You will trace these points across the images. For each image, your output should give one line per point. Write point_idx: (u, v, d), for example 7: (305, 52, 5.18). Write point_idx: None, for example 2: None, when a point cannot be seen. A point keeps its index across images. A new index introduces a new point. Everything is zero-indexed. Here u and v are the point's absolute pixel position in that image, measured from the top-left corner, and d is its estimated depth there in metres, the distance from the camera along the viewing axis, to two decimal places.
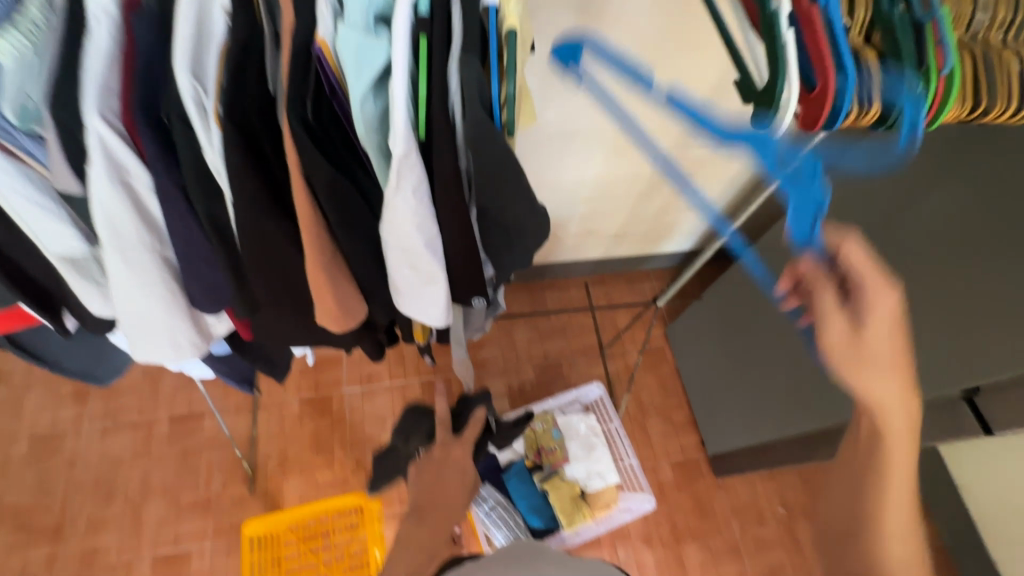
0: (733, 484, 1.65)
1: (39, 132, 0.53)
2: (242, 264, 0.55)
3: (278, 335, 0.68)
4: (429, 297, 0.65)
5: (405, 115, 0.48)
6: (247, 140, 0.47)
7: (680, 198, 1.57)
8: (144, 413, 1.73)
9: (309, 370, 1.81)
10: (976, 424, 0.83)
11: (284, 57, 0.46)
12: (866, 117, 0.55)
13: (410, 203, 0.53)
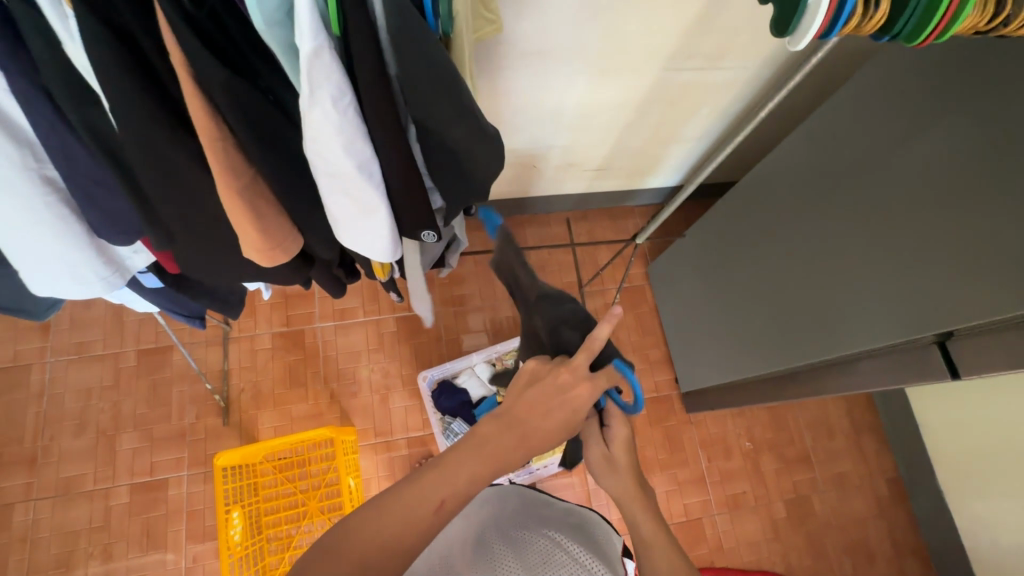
0: (702, 419, 1.67)
1: None
2: (144, 187, 0.48)
3: (207, 269, 0.62)
4: (369, 231, 0.58)
5: (310, 4, 0.38)
6: (114, 30, 0.38)
7: (668, 129, 1.47)
8: (109, 346, 1.68)
9: (280, 304, 1.76)
10: (945, 368, 0.81)
11: None
12: (871, 22, 0.47)
13: (332, 120, 0.45)
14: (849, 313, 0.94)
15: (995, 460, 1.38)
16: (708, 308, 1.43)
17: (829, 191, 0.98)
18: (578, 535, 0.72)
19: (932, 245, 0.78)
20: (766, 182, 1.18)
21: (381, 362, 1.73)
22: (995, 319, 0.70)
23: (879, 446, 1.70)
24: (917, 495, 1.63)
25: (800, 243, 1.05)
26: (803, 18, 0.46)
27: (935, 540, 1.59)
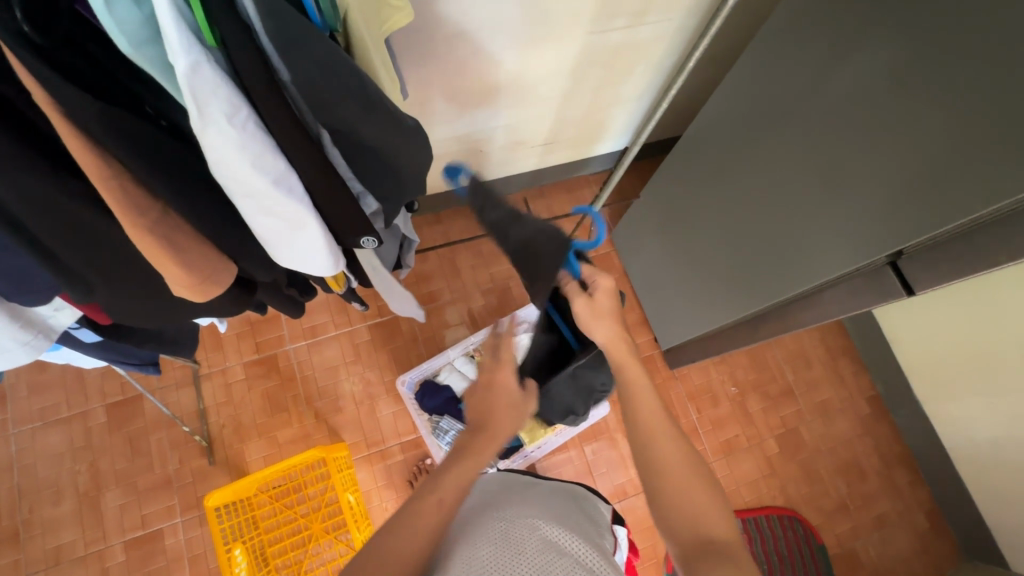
0: (685, 372, 1.69)
1: None
2: (44, 240, 0.44)
3: (141, 315, 0.59)
4: (304, 246, 0.56)
5: (173, 16, 0.35)
6: None
7: (606, 92, 1.45)
8: (74, 407, 1.61)
9: (247, 332, 1.71)
10: (899, 287, 0.82)
11: None
12: None
13: (231, 137, 0.42)
14: (805, 249, 0.94)
15: (962, 363, 1.44)
16: (672, 264, 1.44)
17: (769, 130, 0.98)
18: (562, 521, 0.71)
19: (871, 171, 0.78)
20: (709, 131, 1.17)
21: (361, 373, 1.70)
22: (936, 233, 0.72)
23: (856, 367, 1.76)
24: (898, 408, 1.70)
25: (748, 187, 1.06)
26: None
27: (920, 446, 1.66)
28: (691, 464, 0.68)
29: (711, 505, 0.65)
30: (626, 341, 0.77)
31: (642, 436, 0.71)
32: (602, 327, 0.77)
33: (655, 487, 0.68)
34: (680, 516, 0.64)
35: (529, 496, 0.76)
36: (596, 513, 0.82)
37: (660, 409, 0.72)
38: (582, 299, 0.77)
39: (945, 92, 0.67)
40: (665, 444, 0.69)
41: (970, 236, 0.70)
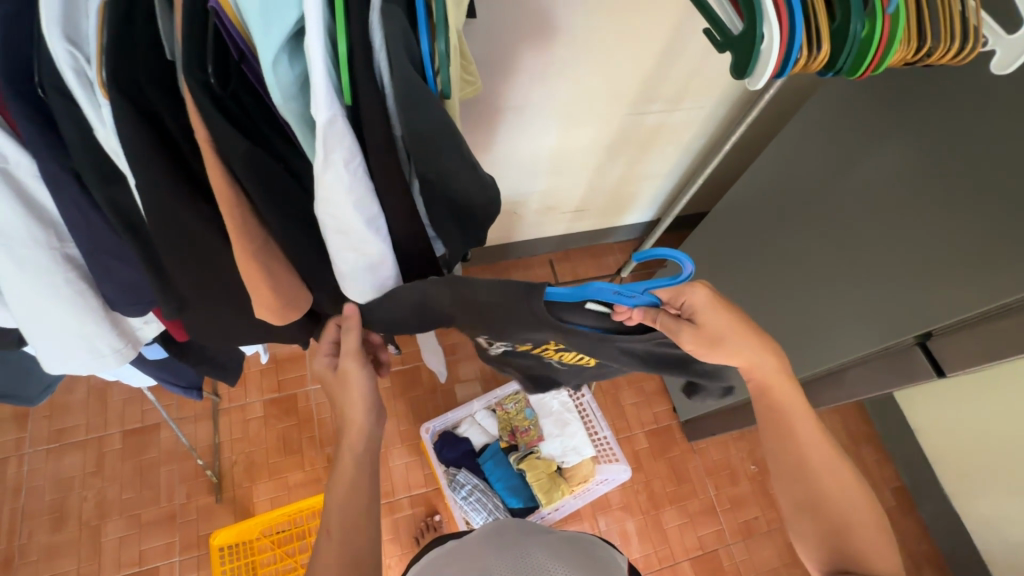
0: (704, 446, 1.64)
1: None
2: (158, 255, 0.50)
3: (216, 335, 0.63)
4: (377, 283, 0.58)
5: (326, 81, 0.42)
6: (144, 109, 0.41)
7: (638, 167, 1.55)
8: (93, 431, 1.62)
9: (270, 370, 1.73)
10: (930, 368, 0.81)
11: (177, 14, 0.39)
12: (816, 62, 0.52)
13: (343, 179, 0.48)
14: (827, 325, 0.96)
15: (993, 458, 1.39)
16: None
17: (793, 212, 1.03)
18: (588, 558, 0.74)
19: (897, 254, 0.82)
20: (735, 210, 1.23)
21: None
22: (965, 317, 0.74)
23: (879, 456, 1.71)
24: (925, 502, 1.63)
25: (770, 262, 1.10)
26: (757, 62, 0.50)
27: (950, 546, 1.57)
28: (856, 494, 0.61)
29: (879, 548, 0.58)
30: (770, 355, 0.62)
31: (794, 468, 0.62)
32: (736, 348, 0.61)
33: (811, 520, 0.61)
34: (846, 558, 0.58)
35: (555, 533, 0.80)
36: (619, 561, 0.80)
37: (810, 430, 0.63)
38: (690, 333, 0.58)
39: (973, 186, 0.72)
40: (825, 477, 0.61)
41: (998, 319, 0.70)
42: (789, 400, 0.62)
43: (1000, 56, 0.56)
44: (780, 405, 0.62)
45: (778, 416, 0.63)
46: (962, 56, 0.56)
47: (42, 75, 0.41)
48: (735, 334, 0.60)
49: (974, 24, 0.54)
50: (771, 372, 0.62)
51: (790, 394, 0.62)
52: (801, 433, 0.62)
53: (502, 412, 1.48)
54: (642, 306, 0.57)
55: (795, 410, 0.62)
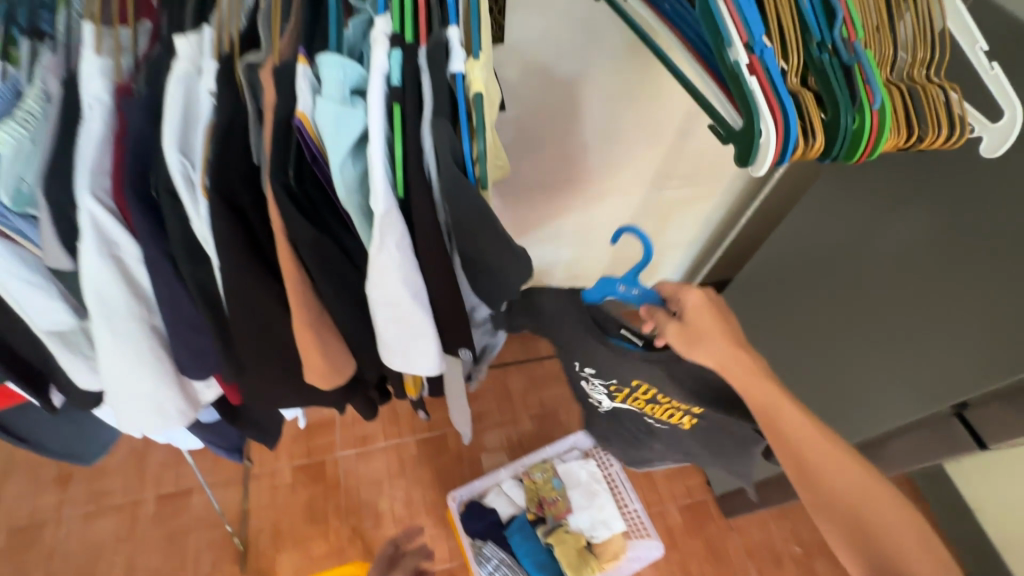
0: (743, 524, 1.55)
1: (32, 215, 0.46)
2: (228, 324, 0.56)
3: (268, 397, 0.68)
4: (420, 349, 0.63)
5: (383, 179, 0.50)
6: (232, 204, 0.49)
7: (660, 237, 1.61)
8: (129, 494, 1.65)
9: (302, 436, 1.75)
10: (969, 439, 0.78)
11: (267, 130, 0.49)
12: (813, 150, 0.57)
13: (394, 259, 0.54)
14: (858, 392, 0.95)
15: None
16: None
17: (812, 281, 1.05)
18: None
19: (924, 321, 0.83)
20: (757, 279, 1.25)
21: (405, 491, 1.66)
22: (1000, 385, 0.73)
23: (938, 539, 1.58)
24: None
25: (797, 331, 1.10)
26: (758, 151, 0.56)
27: None
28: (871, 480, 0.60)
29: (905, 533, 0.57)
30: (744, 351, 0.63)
31: (812, 483, 0.60)
32: (719, 348, 0.63)
33: (834, 517, 0.60)
34: (878, 552, 0.57)
35: None
36: None
37: (819, 426, 0.62)
38: (673, 327, 0.65)
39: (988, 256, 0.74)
40: (847, 488, 0.59)
41: None
42: (769, 396, 0.61)
43: (987, 142, 0.60)
44: (766, 403, 0.62)
45: (769, 415, 0.62)
46: (953, 142, 0.61)
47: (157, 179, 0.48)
48: (707, 332, 0.63)
49: (958, 115, 0.60)
50: (745, 373, 0.62)
51: (768, 392, 0.62)
52: (795, 429, 0.61)
53: (529, 481, 1.45)
54: (646, 304, 0.69)
55: (778, 406, 0.61)
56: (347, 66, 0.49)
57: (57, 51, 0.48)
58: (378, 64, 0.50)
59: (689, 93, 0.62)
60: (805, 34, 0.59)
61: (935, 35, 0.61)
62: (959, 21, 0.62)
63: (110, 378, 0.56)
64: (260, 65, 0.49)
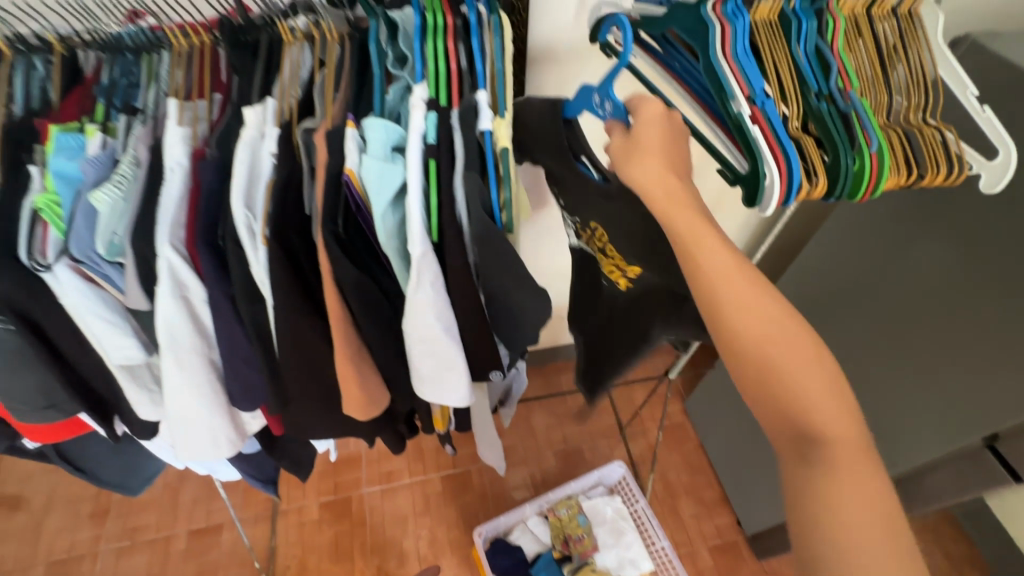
0: (776, 566, 1.51)
1: (122, 262, 0.54)
2: (278, 358, 0.61)
3: (308, 428, 0.72)
4: (449, 381, 0.68)
5: (420, 225, 0.56)
6: (286, 250, 0.55)
7: None
8: (162, 529, 1.67)
9: (329, 471, 1.77)
10: (1004, 472, 0.78)
11: (320, 185, 0.55)
12: (817, 189, 0.61)
13: (428, 296, 0.60)
14: None
15: None
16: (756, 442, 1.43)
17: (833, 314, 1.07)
18: None
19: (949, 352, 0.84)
20: None
21: (430, 528, 1.66)
22: None
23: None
24: None
25: None
26: (764, 192, 0.60)
27: None
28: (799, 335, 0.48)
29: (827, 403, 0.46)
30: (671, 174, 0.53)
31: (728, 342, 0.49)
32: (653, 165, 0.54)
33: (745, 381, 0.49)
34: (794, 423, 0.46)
35: None
36: None
37: (745, 271, 0.50)
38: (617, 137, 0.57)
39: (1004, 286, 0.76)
40: (791, 372, 0.47)
41: None
42: (688, 229, 0.51)
43: (986, 178, 0.63)
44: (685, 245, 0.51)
45: (687, 261, 0.51)
46: (953, 179, 0.64)
47: (224, 230, 0.55)
48: (635, 159, 0.54)
49: (956, 153, 0.64)
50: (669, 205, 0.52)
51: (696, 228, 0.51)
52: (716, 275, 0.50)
53: (554, 518, 1.44)
54: (611, 121, 0.58)
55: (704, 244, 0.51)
56: (389, 127, 0.56)
57: (146, 121, 0.56)
58: (416, 125, 0.56)
59: (699, 140, 0.67)
60: (804, 86, 0.64)
61: (929, 82, 0.66)
62: (949, 67, 0.67)
63: (171, 408, 0.62)
64: (316, 129, 0.56)
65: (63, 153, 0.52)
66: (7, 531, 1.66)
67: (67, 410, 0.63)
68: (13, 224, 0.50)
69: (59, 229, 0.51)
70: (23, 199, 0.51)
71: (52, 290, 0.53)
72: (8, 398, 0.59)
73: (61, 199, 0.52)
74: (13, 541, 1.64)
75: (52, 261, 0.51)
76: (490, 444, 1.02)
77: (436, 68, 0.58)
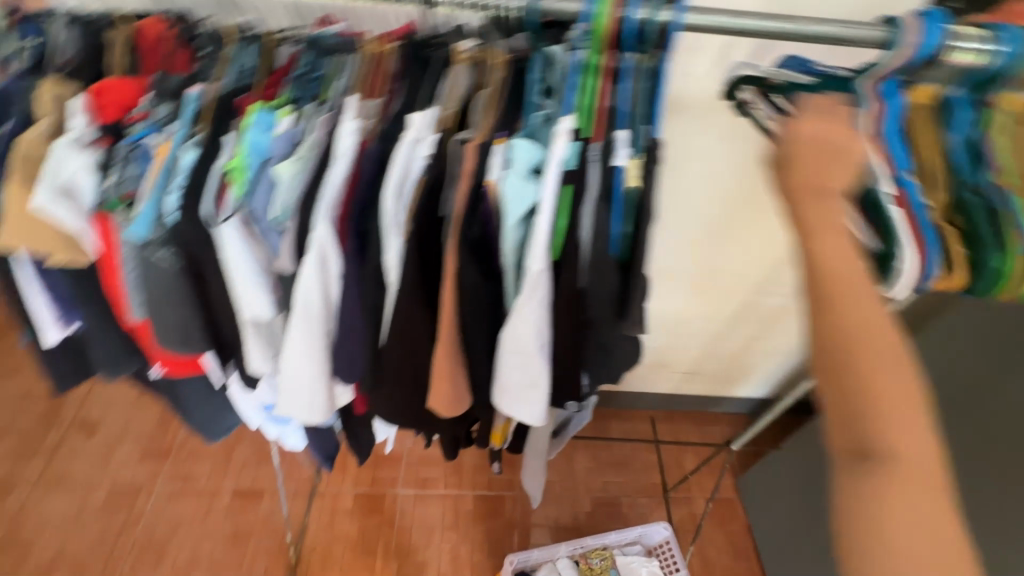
0: None
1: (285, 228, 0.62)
2: (386, 341, 0.66)
3: (388, 414, 0.75)
4: (531, 398, 0.69)
5: (545, 244, 0.59)
6: (422, 242, 0.60)
7: (757, 343, 1.58)
8: (212, 482, 1.74)
9: (369, 465, 1.79)
10: None
11: (462, 191, 0.59)
12: (952, 282, 0.59)
13: (535, 311, 0.62)
14: None
15: None
16: (819, 535, 1.34)
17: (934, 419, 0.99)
18: None
19: None
20: None
21: (454, 544, 1.64)
22: None
23: None
24: None
25: None
26: (893, 275, 0.60)
27: None
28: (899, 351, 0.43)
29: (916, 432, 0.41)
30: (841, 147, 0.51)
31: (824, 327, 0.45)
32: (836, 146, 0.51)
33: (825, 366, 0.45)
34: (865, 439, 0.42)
35: None
36: None
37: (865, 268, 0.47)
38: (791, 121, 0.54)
39: None
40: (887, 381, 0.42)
41: None
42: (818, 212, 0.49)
43: None
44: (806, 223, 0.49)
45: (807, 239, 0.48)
46: None
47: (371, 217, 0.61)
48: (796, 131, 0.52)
49: None
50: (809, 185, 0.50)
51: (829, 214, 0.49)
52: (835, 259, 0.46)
53: (586, 566, 1.39)
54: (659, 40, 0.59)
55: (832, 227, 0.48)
56: (534, 150, 0.60)
57: (327, 110, 0.62)
58: (558, 152, 0.59)
59: None
60: (955, 176, 0.63)
61: None
62: None
63: (284, 365, 0.68)
64: (469, 140, 0.60)
65: (257, 126, 0.59)
66: (80, 450, 1.79)
67: (196, 348, 0.68)
68: (204, 178, 0.58)
69: (239, 190, 0.59)
70: (215, 160, 0.59)
71: (216, 243, 0.60)
72: (157, 328, 0.65)
73: (247, 166, 0.59)
74: (82, 460, 1.77)
75: (224, 218, 0.59)
76: (534, 474, 1.01)
77: (585, 102, 0.61)
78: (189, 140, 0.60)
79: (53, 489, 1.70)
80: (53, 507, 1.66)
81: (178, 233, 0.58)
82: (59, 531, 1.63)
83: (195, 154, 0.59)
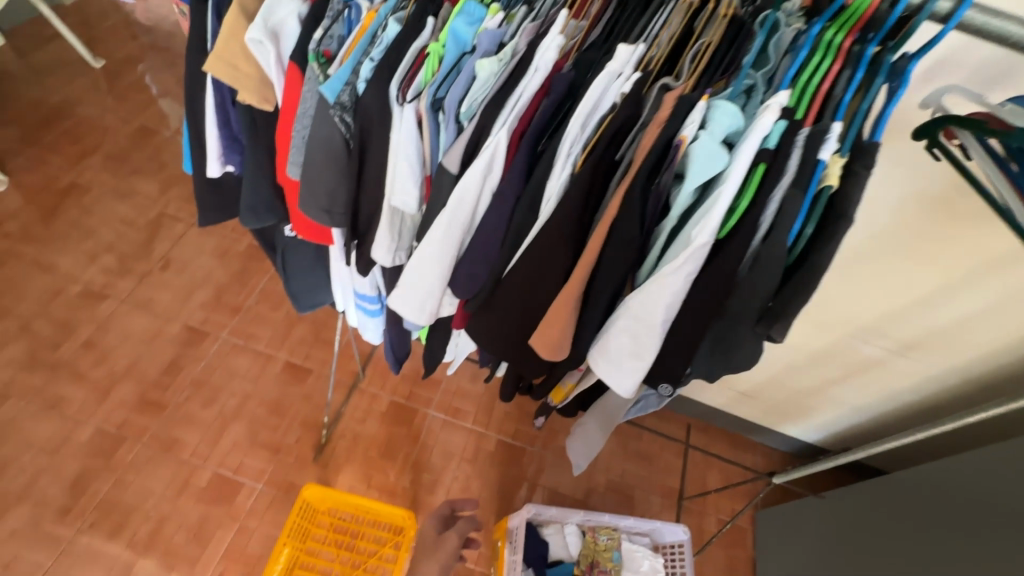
0: None
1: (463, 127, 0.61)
2: (514, 268, 0.65)
3: (481, 339, 0.75)
4: (630, 368, 0.66)
5: (718, 218, 0.56)
6: (592, 178, 0.58)
7: (831, 388, 1.48)
8: (270, 346, 1.68)
9: (411, 378, 1.73)
10: None
11: (650, 138, 0.56)
12: None
13: (677, 283, 0.59)
14: None
15: None
16: None
17: None
18: None
19: None
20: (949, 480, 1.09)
21: (469, 475, 1.61)
22: None
23: None
24: None
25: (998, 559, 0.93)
26: None
27: None
28: None
29: None
30: None
31: None
32: None
33: None
34: None
35: None
36: None
37: None
38: None
39: None
40: None
41: None
42: None
43: None
44: None
45: None
46: None
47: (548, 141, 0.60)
48: None
49: None
50: None
51: None
52: None
53: (591, 538, 1.41)
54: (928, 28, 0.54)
55: None
56: (737, 118, 0.55)
57: (534, 19, 0.61)
58: (765, 125, 0.54)
59: None
60: None
61: None
62: None
63: (411, 261, 0.69)
64: (672, 89, 0.57)
65: (464, 16, 0.59)
66: (117, 274, 1.71)
67: (335, 220, 0.69)
68: (402, 56, 0.59)
69: (428, 75, 0.60)
70: (414, 42, 0.60)
71: (392, 123, 0.61)
72: (306, 191, 0.67)
73: (444, 54, 0.59)
74: (119, 284, 1.70)
75: (408, 99, 0.60)
76: (584, 441, 1.03)
77: (807, 81, 0.57)
78: (394, 15, 0.61)
79: (90, 302, 1.65)
80: (95, 317, 1.63)
81: (363, 103, 0.59)
82: (99, 341, 1.60)
83: (398, 29, 0.60)
